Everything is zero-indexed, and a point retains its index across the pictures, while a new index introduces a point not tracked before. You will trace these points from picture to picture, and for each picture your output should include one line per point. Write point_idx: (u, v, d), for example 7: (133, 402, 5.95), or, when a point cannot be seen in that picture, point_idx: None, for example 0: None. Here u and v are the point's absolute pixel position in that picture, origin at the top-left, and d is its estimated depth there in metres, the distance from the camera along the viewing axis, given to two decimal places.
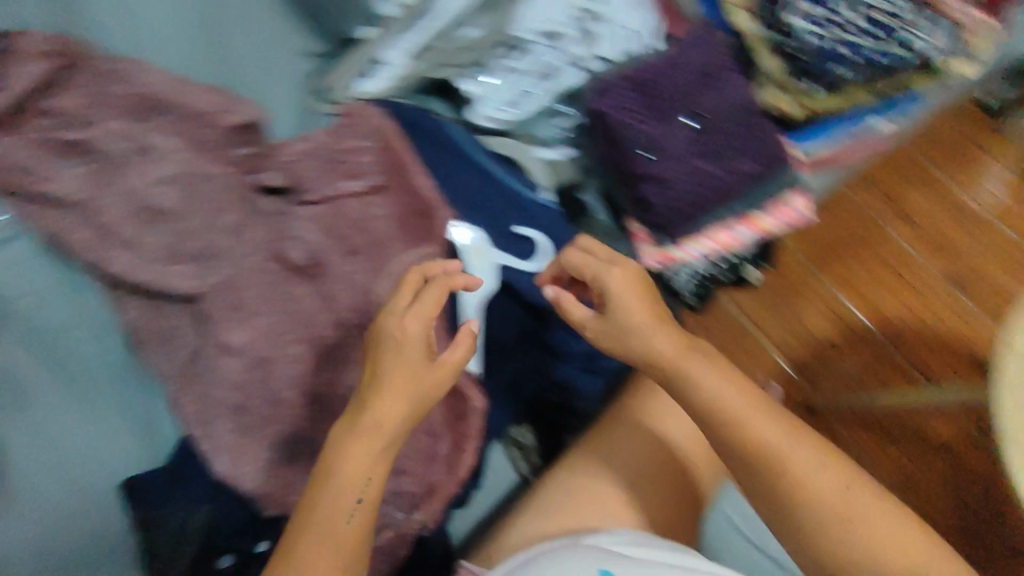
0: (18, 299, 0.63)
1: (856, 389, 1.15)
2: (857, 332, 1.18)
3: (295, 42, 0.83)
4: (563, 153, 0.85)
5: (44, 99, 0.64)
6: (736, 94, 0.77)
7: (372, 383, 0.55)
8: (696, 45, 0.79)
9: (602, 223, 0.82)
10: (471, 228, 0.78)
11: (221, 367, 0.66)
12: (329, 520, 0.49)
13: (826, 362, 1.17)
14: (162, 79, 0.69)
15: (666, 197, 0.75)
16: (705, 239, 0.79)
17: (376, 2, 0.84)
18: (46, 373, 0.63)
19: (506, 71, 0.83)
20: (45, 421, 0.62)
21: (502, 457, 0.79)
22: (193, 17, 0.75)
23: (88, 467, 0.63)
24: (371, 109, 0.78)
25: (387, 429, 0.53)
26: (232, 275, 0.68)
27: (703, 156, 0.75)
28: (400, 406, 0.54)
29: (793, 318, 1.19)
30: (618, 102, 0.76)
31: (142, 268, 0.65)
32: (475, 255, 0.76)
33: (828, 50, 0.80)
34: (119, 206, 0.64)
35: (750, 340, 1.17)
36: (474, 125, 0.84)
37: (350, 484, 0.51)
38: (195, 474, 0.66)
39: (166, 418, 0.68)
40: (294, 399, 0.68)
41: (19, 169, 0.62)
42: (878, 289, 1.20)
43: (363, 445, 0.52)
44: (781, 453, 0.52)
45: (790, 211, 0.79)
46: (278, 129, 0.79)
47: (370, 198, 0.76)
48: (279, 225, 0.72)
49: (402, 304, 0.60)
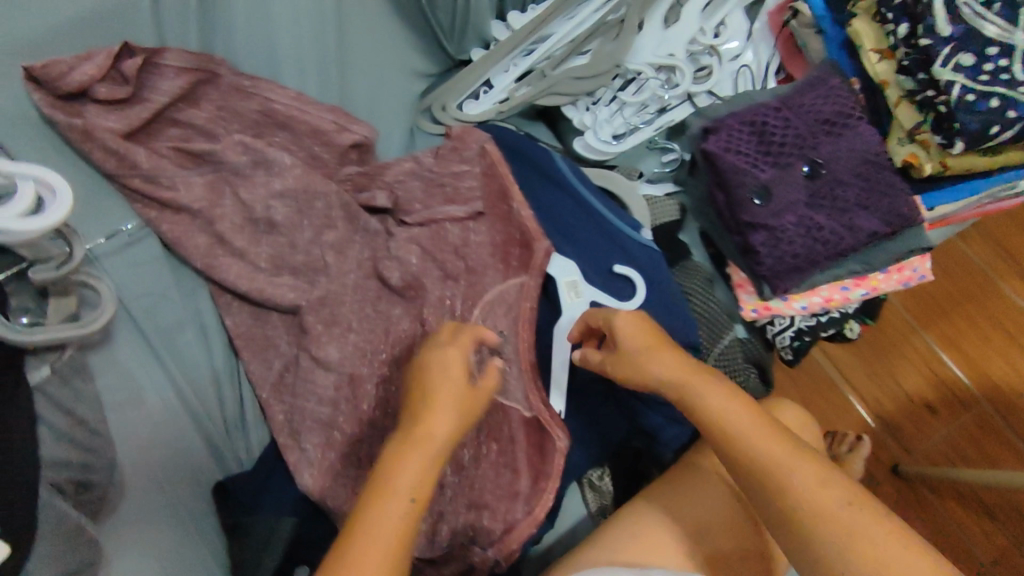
0: (136, 300, 0.64)
1: (953, 457, 1.07)
2: (955, 396, 1.10)
3: (410, 63, 0.85)
4: (663, 188, 0.87)
5: (176, 110, 0.66)
6: (861, 145, 0.74)
7: (420, 402, 0.50)
8: (815, 87, 0.75)
9: (700, 270, 0.82)
10: (567, 262, 0.76)
11: (315, 381, 0.68)
12: (381, 531, 0.43)
13: (917, 422, 1.09)
14: (286, 96, 0.71)
15: (776, 249, 0.72)
16: (814, 295, 0.76)
17: (492, 26, 0.86)
18: (158, 373, 0.63)
19: (614, 103, 0.87)
20: (153, 420, 0.61)
21: (575, 498, 0.77)
22: (320, 36, 0.73)
23: (189, 469, 0.63)
24: (477, 134, 0.78)
25: (439, 437, 0.48)
26: (333, 291, 0.69)
27: (819, 210, 0.72)
28: (450, 422, 0.49)
29: (886, 375, 1.11)
30: (730, 143, 0.73)
31: (251, 279, 0.67)
32: (569, 291, 0.75)
33: (986, 108, 0.66)
34: (237, 217, 0.67)
35: (839, 394, 1.10)
36: (576, 151, 0.88)
37: (403, 486, 0.45)
38: (282, 485, 0.68)
39: (256, 423, 0.71)
40: (382, 421, 0.68)
41: (144, 175, 0.63)
42: (981, 353, 1.12)
43: (413, 455, 0.47)
44: (783, 471, 0.49)
45: (910, 273, 0.77)
46: (386, 147, 0.85)
47: (470, 224, 0.76)
48: (379, 244, 0.73)
49: (446, 335, 0.55)
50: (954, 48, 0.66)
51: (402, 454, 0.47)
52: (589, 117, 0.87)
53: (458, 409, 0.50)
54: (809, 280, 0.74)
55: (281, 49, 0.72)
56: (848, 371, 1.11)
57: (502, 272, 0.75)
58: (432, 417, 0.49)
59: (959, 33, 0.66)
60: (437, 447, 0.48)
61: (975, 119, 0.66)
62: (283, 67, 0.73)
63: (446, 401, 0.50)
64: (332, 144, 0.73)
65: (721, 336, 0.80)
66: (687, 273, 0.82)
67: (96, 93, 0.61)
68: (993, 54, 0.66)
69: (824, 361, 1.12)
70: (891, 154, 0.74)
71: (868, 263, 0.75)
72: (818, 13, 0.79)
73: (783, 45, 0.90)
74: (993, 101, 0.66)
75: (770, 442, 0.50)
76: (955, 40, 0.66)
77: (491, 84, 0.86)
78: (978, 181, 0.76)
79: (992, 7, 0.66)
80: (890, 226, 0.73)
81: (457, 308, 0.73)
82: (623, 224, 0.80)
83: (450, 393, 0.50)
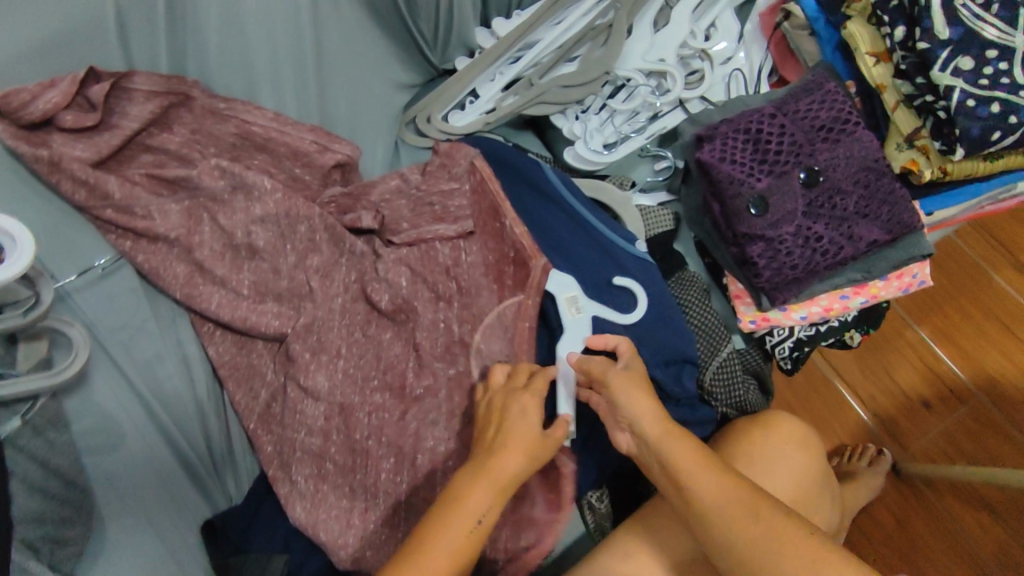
0: (112, 333, 0.60)
1: (953, 454, 1.05)
2: (954, 392, 1.08)
3: (392, 76, 0.82)
4: (656, 198, 0.85)
5: (148, 135, 0.64)
6: (860, 150, 0.71)
7: (497, 435, 0.52)
8: (811, 93, 0.73)
9: (696, 281, 0.79)
10: (565, 277, 0.73)
11: (304, 411, 0.65)
12: (446, 545, 0.44)
13: (916, 422, 1.07)
14: (265, 117, 0.69)
15: (774, 261, 0.70)
16: (813, 304, 0.74)
17: (476, 34, 0.83)
18: (139, 409, 0.60)
19: (605, 111, 0.84)
20: (136, 460, 0.58)
21: (576, 520, 0.75)
22: (296, 54, 0.70)
23: (176, 507, 0.60)
24: (465, 149, 0.76)
25: (511, 474, 0.49)
26: (319, 317, 0.67)
27: (817, 219, 0.70)
28: (520, 460, 0.50)
29: (882, 374, 1.10)
30: (723, 152, 0.71)
31: (234, 307, 0.64)
32: (568, 305, 0.72)
33: (989, 114, 0.64)
34: (216, 244, 0.64)
35: (835, 396, 1.09)
36: (567, 163, 0.85)
37: (472, 508, 0.46)
38: (273, 517, 0.66)
39: (245, 453, 0.69)
40: (374, 450, 0.66)
41: (117, 205, 0.60)
42: (982, 349, 1.10)
43: (482, 484, 0.48)
44: (728, 504, 0.51)
45: (910, 279, 0.75)
46: (370, 163, 0.82)
47: (460, 242, 0.74)
48: (366, 267, 0.70)
49: (520, 382, 0.57)
50: (953, 53, 0.64)
51: (472, 481, 0.48)
52: (579, 126, 0.84)
53: (530, 453, 0.51)
54: (807, 289, 0.72)
55: (257, 67, 0.69)
56: (845, 371, 1.10)
57: (498, 294, 0.72)
58: (506, 454, 0.50)
59: (958, 35, 0.64)
60: (507, 484, 0.49)
61: (977, 124, 0.64)
62: (259, 85, 0.70)
63: (521, 442, 0.51)
64: (313, 165, 0.70)
65: (720, 349, 0.78)
66: (685, 285, 0.79)
67: (61, 121, 0.58)
68: (993, 57, 0.64)
69: (823, 365, 1.10)
70: (891, 161, 0.72)
71: (868, 271, 0.72)
72: (811, 14, 0.76)
73: (775, 46, 0.88)
74: (994, 106, 0.64)
75: (709, 472, 0.53)
76: (954, 44, 0.64)
77: (477, 94, 0.84)
78: (979, 184, 0.74)
79: (990, 9, 0.65)
80: (889, 234, 0.71)
81: (451, 330, 0.71)
82: (616, 236, 0.78)
83: (522, 432, 0.51)
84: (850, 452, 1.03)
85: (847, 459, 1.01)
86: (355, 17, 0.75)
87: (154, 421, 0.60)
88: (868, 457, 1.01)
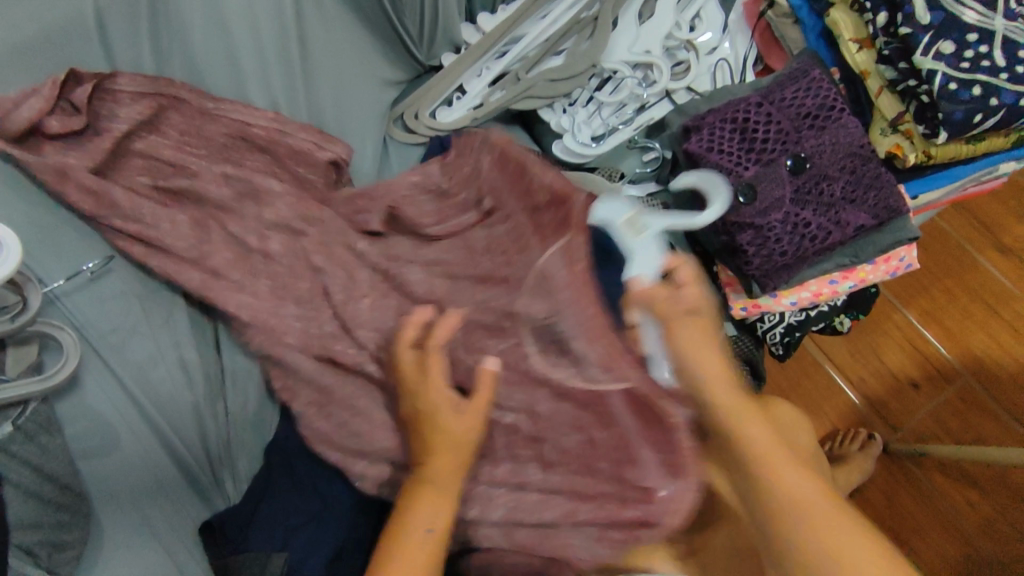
0: (106, 335, 0.59)
1: (942, 434, 1.06)
2: (942, 372, 1.09)
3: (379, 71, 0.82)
4: (644, 188, 0.85)
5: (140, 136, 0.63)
6: (847, 136, 0.71)
7: (417, 438, 0.55)
8: (796, 81, 0.73)
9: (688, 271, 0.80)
10: (613, 204, 0.64)
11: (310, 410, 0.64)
12: (412, 555, 0.49)
13: (904, 402, 1.09)
14: (265, 118, 0.68)
15: (763, 248, 0.70)
16: (801, 290, 0.75)
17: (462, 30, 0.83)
18: (132, 413, 0.59)
19: (591, 104, 0.84)
20: (129, 463, 0.58)
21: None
22: (286, 57, 0.70)
23: (168, 509, 0.60)
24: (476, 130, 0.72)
25: (445, 473, 0.53)
26: (338, 307, 0.64)
27: (805, 205, 0.70)
28: (455, 456, 0.54)
29: (871, 355, 1.11)
30: (711, 142, 0.72)
31: (258, 308, 0.62)
32: (630, 231, 0.63)
33: (973, 96, 0.65)
34: (228, 251, 0.63)
35: (825, 378, 1.10)
36: (555, 156, 0.86)
37: (419, 518, 0.51)
38: (275, 515, 0.66)
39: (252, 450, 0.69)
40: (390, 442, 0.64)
41: (115, 205, 0.58)
42: (966, 329, 1.11)
43: (426, 494, 0.52)
44: (801, 504, 0.47)
45: (898, 262, 0.75)
46: (359, 161, 0.82)
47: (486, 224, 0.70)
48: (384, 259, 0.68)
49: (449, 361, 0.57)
50: (935, 37, 0.65)
51: (419, 492, 0.52)
52: (568, 119, 0.84)
53: (464, 445, 0.54)
54: (797, 275, 0.72)
55: (246, 66, 0.68)
56: (834, 353, 1.11)
57: (540, 245, 0.64)
58: (442, 456, 0.53)
59: (937, 21, 0.65)
60: (450, 481, 0.53)
61: (960, 108, 0.65)
62: (249, 85, 0.69)
63: (452, 438, 0.54)
64: (314, 164, 0.70)
65: None
66: None
67: (48, 127, 0.58)
68: (974, 40, 0.65)
69: (818, 351, 1.11)
70: (878, 146, 0.73)
71: (857, 256, 0.73)
72: (796, 3, 0.77)
73: (759, 38, 0.89)
74: (977, 88, 0.65)
75: (787, 465, 0.50)
76: (935, 28, 0.65)
77: (464, 90, 0.84)
78: (962, 167, 0.75)
79: None
80: (878, 219, 0.71)
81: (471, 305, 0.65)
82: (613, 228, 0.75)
83: (451, 428, 0.54)
84: (842, 436, 1.05)
85: (842, 443, 1.02)
86: (340, 12, 0.74)
87: (146, 422, 0.60)
88: (859, 441, 1.03)
